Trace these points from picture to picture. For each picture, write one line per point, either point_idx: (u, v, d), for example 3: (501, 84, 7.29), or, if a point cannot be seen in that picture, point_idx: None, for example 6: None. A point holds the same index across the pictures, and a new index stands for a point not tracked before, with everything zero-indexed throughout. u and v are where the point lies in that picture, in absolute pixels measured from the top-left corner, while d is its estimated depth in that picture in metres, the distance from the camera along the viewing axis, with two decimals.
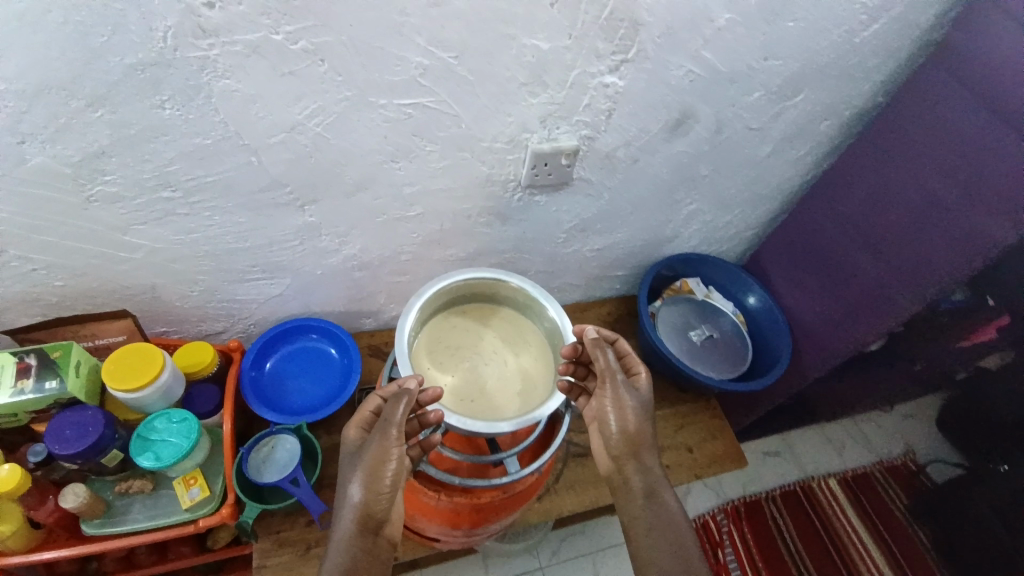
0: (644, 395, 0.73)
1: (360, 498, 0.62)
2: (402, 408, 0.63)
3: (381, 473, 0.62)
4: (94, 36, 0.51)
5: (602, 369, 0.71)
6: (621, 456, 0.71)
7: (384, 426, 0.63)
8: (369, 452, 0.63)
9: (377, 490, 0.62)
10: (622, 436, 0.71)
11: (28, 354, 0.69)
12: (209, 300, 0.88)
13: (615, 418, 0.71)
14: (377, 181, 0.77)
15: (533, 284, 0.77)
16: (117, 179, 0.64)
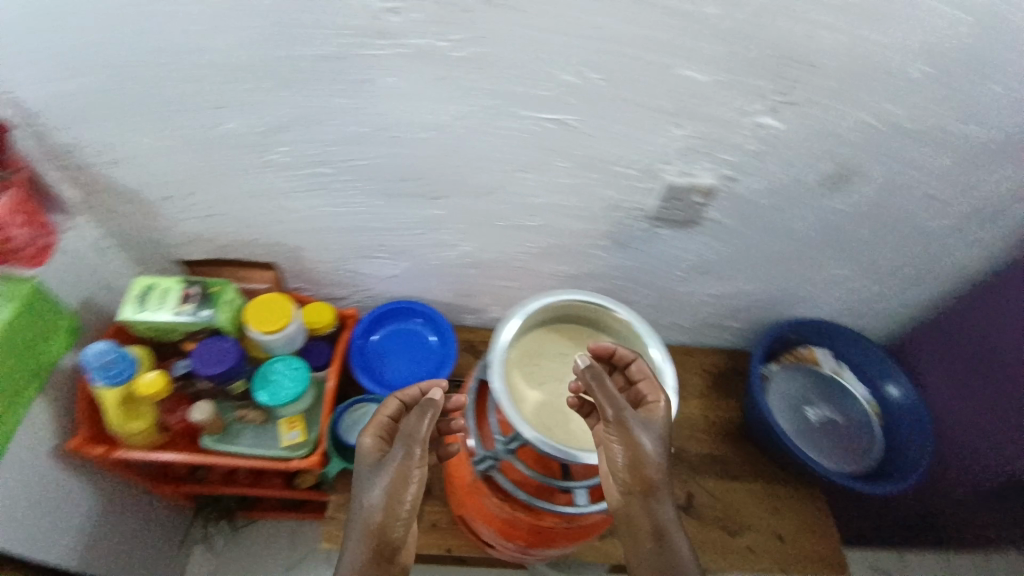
0: (657, 429, 0.63)
1: (379, 515, 0.61)
2: (424, 424, 0.63)
3: (404, 492, 0.62)
4: (296, 29, 0.59)
5: (602, 402, 0.63)
6: (632, 498, 0.64)
7: (407, 444, 0.63)
8: (391, 468, 0.62)
9: (398, 510, 0.62)
10: (630, 475, 0.63)
11: (194, 284, 0.81)
12: (339, 268, 0.97)
13: (621, 454, 0.63)
14: (505, 187, 0.80)
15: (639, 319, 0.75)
16: (288, 151, 0.74)
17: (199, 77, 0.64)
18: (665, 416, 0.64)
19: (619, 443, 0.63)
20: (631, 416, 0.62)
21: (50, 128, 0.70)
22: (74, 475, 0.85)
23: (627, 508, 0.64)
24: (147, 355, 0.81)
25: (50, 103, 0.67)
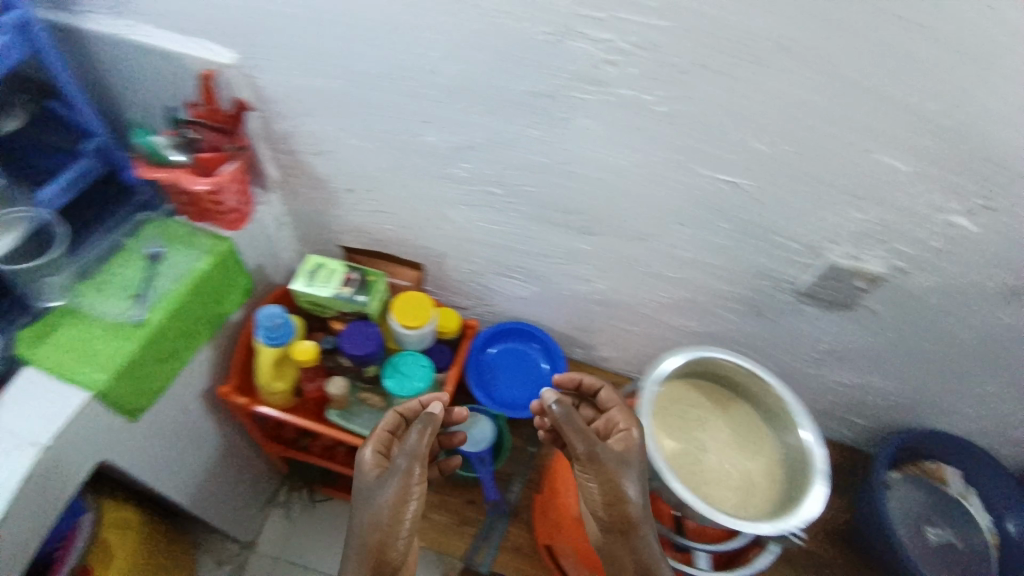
0: (634, 463, 0.61)
1: (376, 536, 0.60)
2: (418, 442, 0.63)
3: (400, 513, 0.61)
4: (521, 57, 0.64)
5: (572, 436, 0.61)
6: (617, 541, 0.61)
7: (404, 467, 0.62)
8: (388, 487, 0.62)
9: (396, 532, 0.61)
10: (613, 516, 0.61)
11: (356, 270, 0.88)
12: (472, 281, 1.01)
13: (599, 494, 0.60)
14: (661, 237, 0.80)
15: (791, 395, 0.72)
16: (469, 168, 0.78)
17: (413, 87, 0.71)
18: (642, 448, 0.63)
19: (598, 483, 0.60)
20: (603, 450, 0.60)
21: (273, 112, 0.80)
22: (206, 420, 0.90)
23: (618, 555, 0.62)
24: (303, 323, 0.90)
25: (281, 92, 0.76)
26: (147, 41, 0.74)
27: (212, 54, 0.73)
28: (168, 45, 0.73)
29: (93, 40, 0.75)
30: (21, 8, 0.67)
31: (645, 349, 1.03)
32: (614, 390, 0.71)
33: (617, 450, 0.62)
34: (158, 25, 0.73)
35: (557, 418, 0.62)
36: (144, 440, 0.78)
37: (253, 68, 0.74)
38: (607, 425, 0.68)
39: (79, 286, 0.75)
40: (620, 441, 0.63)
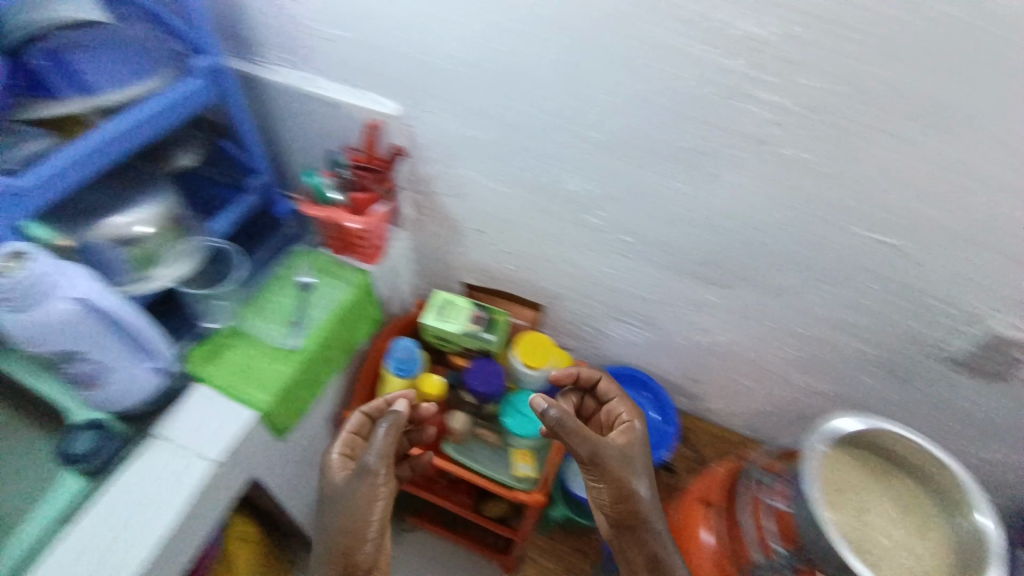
0: (635, 457, 0.70)
1: (343, 539, 0.64)
2: (378, 447, 0.65)
3: (363, 516, 0.64)
4: (684, 117, 0.63)
5: (572, 441, 0.67)
6: (629, 531, 0.68)
7: (360, 473, 0.65)
8: (349, 492, 0.65)
9: (363, 531, 0.64)
10: (621, 510, 0.68)
11: (483, 308, 0.90)
12: (583, 325, 1.00)
13: (602, 483, 0.68)
14: (798, 292, 0.78)
15: (965, 471, 0.64)
16: (604, 216, 0.78)
17: (570, 143, 0.71)
18: (635, 435, 0.73)
19: (597, 476, 0.68)
20: (603, 446, 0.68)
21: (421, 157, 0.83)
22: (327, 445, 0.94)
23: (633, 547, 0.68)
24: (426, 355, 0.94)
25: (434, 141, 0.80)
26: (319, 92, 0.79)
27: (378, 106, 0.78)
28: (339, 97, 0.78)
29: (270, 89, 0.82)
30: (218, 63, 0.73)
31: (759, 402, 0.99)
32: (608, 380, 0.81)
33: (619, 444, 0.71)
34: (327, 75, 0.78)
35: (551, 427, 0.67)
36: (283, 463, 0.82)
37: (412, 118, 0.78)
38: (614, 412, 0.79)
39: (244, 311, 0.82)
40: (625, 434, 0.73)
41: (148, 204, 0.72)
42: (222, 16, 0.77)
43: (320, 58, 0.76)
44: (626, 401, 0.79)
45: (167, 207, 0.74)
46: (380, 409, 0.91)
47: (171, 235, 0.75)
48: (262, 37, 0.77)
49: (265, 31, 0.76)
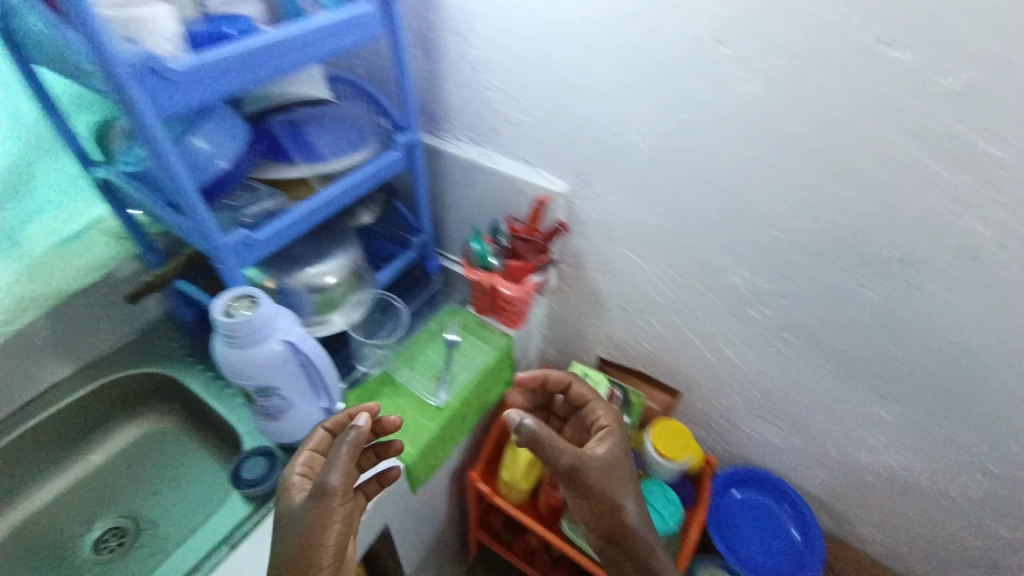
0: (619, 468, 0.64)
1: (292, 571, 0.52)
2: (341, 464, 0.54)
3: (316, 546, 0.52)
4: (888, 224, 0.60)
5: (541, 451, 0.59)
6: (622, 549, 0.62)
7: (317, 494, 0.53)
8: (303, 518, 0.53)
9: (318, 555, 0.53)
10: (605, 525, 0.62)
11: (619, 387, 0.90)
12: (720, 419, 0.94)
13: (581, 499, 0.61)
14: (996, 426, 0.69)
15: None
16: (768, 310, 0.75)
17: (748, 237, 0.70)
18: (612, 446, 0.66)
19: (573, 491, 0.61)
20: (580, 459, 0.60)
21: (580, 232, 0.86)
22: (443, 499, 0.93)
23: (623, 565, 0.63)
24: None
25: (597, 220, 0.82)
26: (496, 168, 0.85)
27: (549, 184, 0.82)
28: (514, 173, 0.84)
29: (450, 160, 0.90)
30: (416, 139, 0.82)
31: (920, 539, 0.86)
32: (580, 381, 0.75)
33: (602, 455, 0.65)
34: (504, 151, 0.85)
35: (519, 438, 0.59)
36: (407, 513, 0.82)
37: (579, 196, 0.81)
38: (590, 418, 0.72)
39: (396, 360, 0.87)
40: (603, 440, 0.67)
41: (337, 255, 0.81)
42: (423, 96, 0.86)
43: (505, 138, 0.82)
44: (605, 407, 0.73)
45: (351, 258, 0.83)
46: (503, 475, 0.90)
47: (350, 284, 0.83)
48: (453, 116, 0.85)
49: (459, 111, 0.84)
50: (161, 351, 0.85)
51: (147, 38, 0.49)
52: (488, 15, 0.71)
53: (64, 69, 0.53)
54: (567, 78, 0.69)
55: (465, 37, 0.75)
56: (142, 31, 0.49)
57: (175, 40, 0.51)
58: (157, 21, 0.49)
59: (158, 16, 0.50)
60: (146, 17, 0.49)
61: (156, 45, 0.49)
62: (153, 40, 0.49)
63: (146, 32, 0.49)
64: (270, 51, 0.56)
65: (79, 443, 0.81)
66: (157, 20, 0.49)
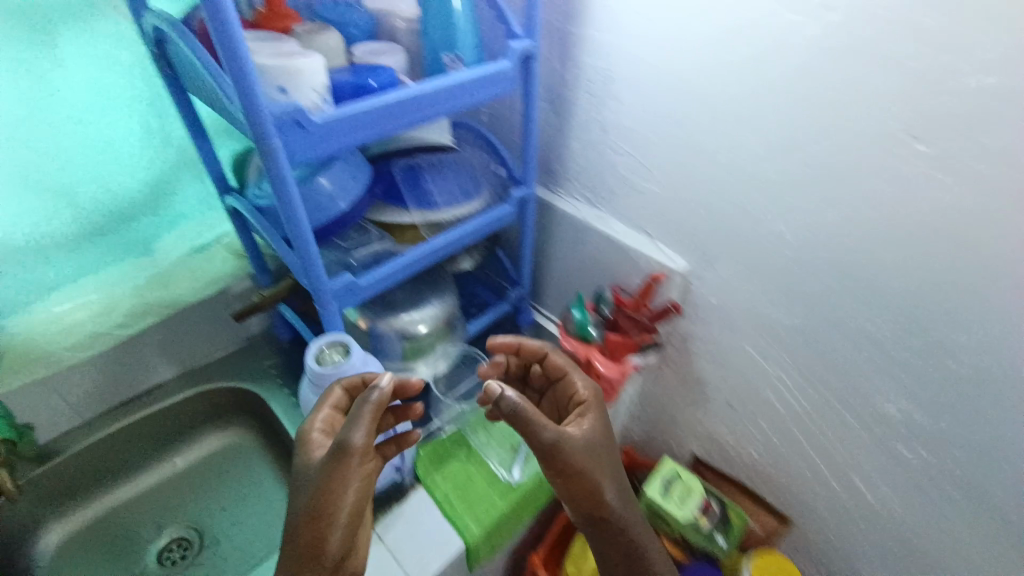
0: (602, 449, 0.60)
1: (308, 531, 0.50)
2: (364, 424, 0.50)
3: (333, 504, 0.50)
4: None
5: (524, 426, 0.54)
6: (607, 534, 0.61)
7: (334, 452, 0.49)
8: (319, 477, 0.50)
9: (335, 517, 0.50)
10: (588, 508, 0.60)
11: (718, 502, 0.78)
12: (834, 559, 0.78)
13: (563, 480, 0.58)
14: None
15: None
16: (924, 452, 0.61)
17: (915, 363, 0.57)
18: (592, 422, 0.61)
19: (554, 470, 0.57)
20: (564, 437, 0.56)
21: (696, 314, 0.77)
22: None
23: (610, 550, 0.61)
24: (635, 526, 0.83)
25: (719, 306, 0.73)
26: (611, 233, 0.79)
27: (668, 259, 0.74)
28: (629, 241, 0.78)
29: (562, 217, 0.85)
30: (531, 194, 0.78)
31: None
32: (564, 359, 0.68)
33: (585, 436, 0.60)
34: (621, 217, 0.79)
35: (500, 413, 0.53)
36: None
37: (703, 278, 0.73)
38: (566, 390, 0.67)
39: (475, 424, 0.81)
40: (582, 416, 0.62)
41: (431, 304, 0.79)
42: (544, 150, 0.83)
43: (625, 204, 0.77)
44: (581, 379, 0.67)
45: (445, 307, 0.80)
46: (567, 566, 0.82)
47: (441, 335, 0.80)
48: (573, 174, 0.81)
49: (580, 170, 0.80)
50: (253, 368, 0.86)
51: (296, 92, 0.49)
52: (631, 80, 0.66)
53: (212, 104, 0.54)
54: (711, 153, 0.63)
55: (602, 98, 0.71)
56: (290, 83, 0.49)
57: (320, 91, 0.51)
58: (307, 72, 0.49)
59: (308, 65, 0.49)
60: (296, 67, 0.48)
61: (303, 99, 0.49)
62: (302, 95, 0.49)
63: (297, 86, 0.49)
64: (406, 105, 0.55)
65: (164, 447, 0.83)
66: (307, 70, 0.49)
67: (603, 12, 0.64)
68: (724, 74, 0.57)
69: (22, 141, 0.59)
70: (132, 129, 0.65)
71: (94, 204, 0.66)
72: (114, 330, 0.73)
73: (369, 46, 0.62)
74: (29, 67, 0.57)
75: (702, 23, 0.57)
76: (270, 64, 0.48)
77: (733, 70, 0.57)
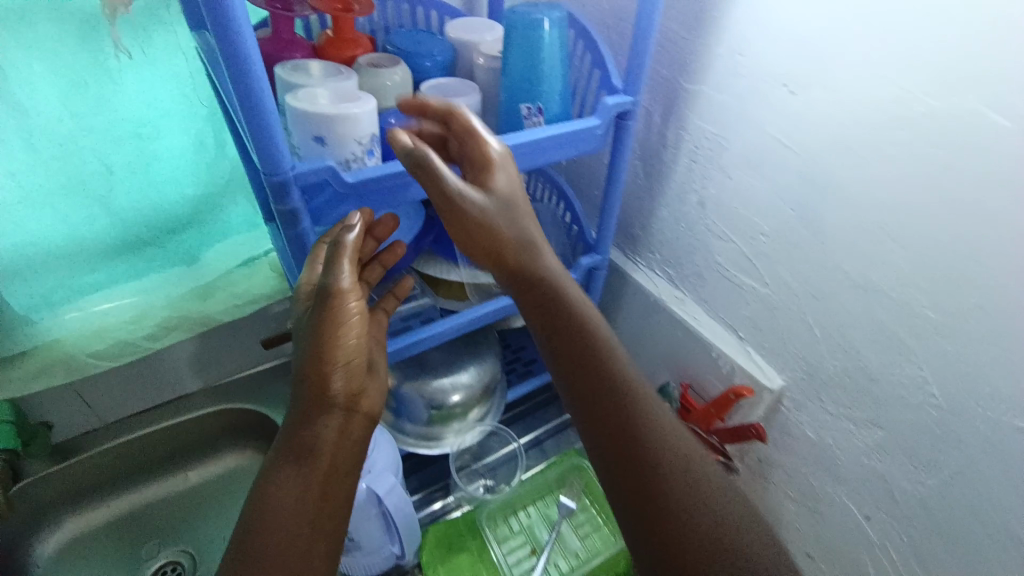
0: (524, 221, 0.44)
1: (304, 392, 0.42)
2: (345, 260, 0.44)
3: (326, 347, 0.42)
4: None
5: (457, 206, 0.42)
6: (590, 384, 0.39)
7: (322, 297, 0.43)
8: (311, 328, 0.43)
9: (329, 364, 0.42)
10: (564, 353, 0.40)
11: None
12: None
13: (547, 325, 0.41)
14: None
15: None
16: None
17: None
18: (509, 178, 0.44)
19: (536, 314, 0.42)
20: (540, 245, 0.44)
21: (783, 439, 0.63)
22: None
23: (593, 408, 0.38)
24: None
25: (815, 438, 0.59)
26: (690, 322, 0.67)
27: (759, 372, 0.61)
28: (711, 337, 0.65)
29: (634, 289, 0.74)
30: (602, 263, 0.66)
31: None
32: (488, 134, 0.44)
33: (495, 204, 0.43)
34: (705, 305, 0.66)
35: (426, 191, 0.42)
36: None
37: (800, 402, 0.59)
38: (484, 176, 0.44)
39: (495, 513, 0.71)
40: (506, 200, 0.43)
41: (470, 367, 0.70)
42: (626, 212, 0.72)
43: (713, 293, 0.64)
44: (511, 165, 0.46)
45: (483, 374, 0.71)
46: None
47: (476, 404, 0.71)
48: (656, 244, 0.69)
49: (665, 242, 0.68)
50: (275, 393, 0.80)
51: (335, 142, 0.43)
52: (747, 156, 0.54)
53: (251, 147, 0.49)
54: (840, 264, 0.49)
55: (705, 169, 0.59)
56: (332, 132, 0.42)
57: (364, 145, 0.44)
58: (353, 125, 0.43)
59: (357, 116, 0.42)
60: (341, 116, 0.42)
61: (336, 152, 0.43)
62: (340, 148, 0.43)
63: (337, 136, 0.43)
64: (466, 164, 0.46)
65: (176, 461, 0.79)
66: (354, 122, 0.43)
67: (727, 70, 0.52)
68: (878, 174, 0.44)
69: (68, 147, 0.54)
70: (184, 140, 0.60)
71: (137, 212, 0.62)
72: (143, 342, 0.68)
73: (440, 82, 0.55)
74: (88, 87, 0.53)
75: (859, 107, 0.44)
76: (319, 107, 0.42)
77: (892, 173, 0.43)
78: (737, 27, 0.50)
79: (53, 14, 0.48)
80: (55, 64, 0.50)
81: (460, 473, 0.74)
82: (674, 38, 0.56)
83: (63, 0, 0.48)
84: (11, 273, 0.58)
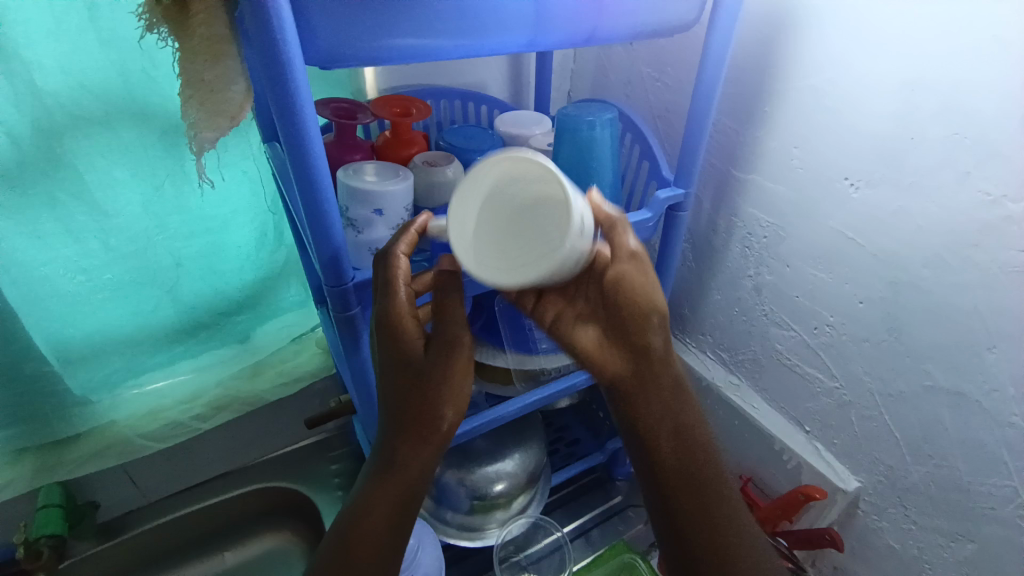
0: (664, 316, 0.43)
1: (413, 424, 0.41)
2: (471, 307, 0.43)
3: (450, 391, 0.41)
4: None
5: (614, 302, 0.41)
6: (683, 489, 0.41)
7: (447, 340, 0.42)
8: (433, 365, 0.41)
9: (444, 406, 0.41)
10: (692, 506, 0.41)
11: None
12: None
13: (681, 459, 0.41)
14: None
15: None
16: None
17: None
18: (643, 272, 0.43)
19: (664, 445, 0.42)
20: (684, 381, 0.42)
21: (862, 547, 0.57)
22: None
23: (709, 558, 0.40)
24: None
25: (899, 549, 0.53)
26: (748, 411, 0.63)
27: (831, 472, 0.56)
28: (774, 429, 0.61)
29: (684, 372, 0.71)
30: None
31: None
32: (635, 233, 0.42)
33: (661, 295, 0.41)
34: (764, 394, 0.63)
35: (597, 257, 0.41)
36: None
37: (879, 507, 0.54)
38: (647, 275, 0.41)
39: None
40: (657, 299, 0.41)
41: (515, 454, 0.68)
42: (674, 293, 0.70)
43: (773, 382, 0.61)
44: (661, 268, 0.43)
45: (527, 461, 0.68)
46: None
47: (520, 493, 0.68)
48: (708, 327, 0.67)
49: (717, 326, 0.66)
50: (312, 470, 0.78)
51: (548, 242, 0.35)
52: (809, 247, 0.52)
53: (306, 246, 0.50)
54: (922, 365, 0.46)
55: (760, 256, 0.57)
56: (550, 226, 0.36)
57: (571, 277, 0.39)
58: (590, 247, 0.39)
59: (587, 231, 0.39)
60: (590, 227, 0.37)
61: (567, 245, 0.34)
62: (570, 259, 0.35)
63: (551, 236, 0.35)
64: None
65: (217, 540, 0.76)
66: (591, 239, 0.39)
67: (782, 162, 0.52)
68: (964, 278, 0.41)
69: (143, 244, 0.57)
70: (247, 233, 0.63)
71: (198, 299, 0.64)
72: (191, 421, 0.69)
73: None
74: (165, 188, 0.56)
75: (933, 207, 0.42)
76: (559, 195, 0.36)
77: (977, 276, 0.41)
78: (791, 123, 0.50)
79: (139, 126, 0.52)
80: (137, 168, 0.53)
81: (502, 566, 0.68)
82: (724, 130, 0.56)
83: (148, 115, 0.52)
84: (80, 359, 0.59)
